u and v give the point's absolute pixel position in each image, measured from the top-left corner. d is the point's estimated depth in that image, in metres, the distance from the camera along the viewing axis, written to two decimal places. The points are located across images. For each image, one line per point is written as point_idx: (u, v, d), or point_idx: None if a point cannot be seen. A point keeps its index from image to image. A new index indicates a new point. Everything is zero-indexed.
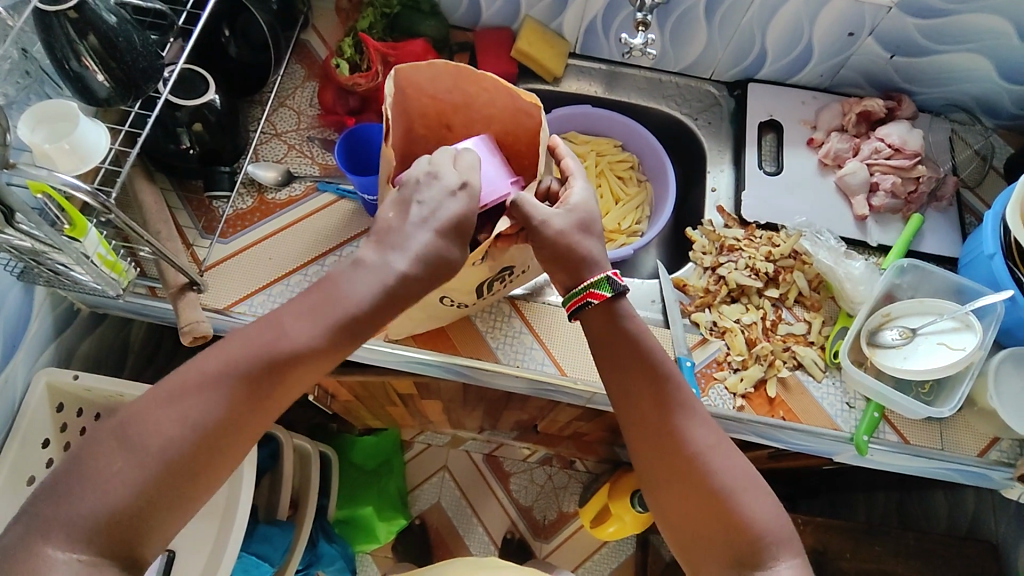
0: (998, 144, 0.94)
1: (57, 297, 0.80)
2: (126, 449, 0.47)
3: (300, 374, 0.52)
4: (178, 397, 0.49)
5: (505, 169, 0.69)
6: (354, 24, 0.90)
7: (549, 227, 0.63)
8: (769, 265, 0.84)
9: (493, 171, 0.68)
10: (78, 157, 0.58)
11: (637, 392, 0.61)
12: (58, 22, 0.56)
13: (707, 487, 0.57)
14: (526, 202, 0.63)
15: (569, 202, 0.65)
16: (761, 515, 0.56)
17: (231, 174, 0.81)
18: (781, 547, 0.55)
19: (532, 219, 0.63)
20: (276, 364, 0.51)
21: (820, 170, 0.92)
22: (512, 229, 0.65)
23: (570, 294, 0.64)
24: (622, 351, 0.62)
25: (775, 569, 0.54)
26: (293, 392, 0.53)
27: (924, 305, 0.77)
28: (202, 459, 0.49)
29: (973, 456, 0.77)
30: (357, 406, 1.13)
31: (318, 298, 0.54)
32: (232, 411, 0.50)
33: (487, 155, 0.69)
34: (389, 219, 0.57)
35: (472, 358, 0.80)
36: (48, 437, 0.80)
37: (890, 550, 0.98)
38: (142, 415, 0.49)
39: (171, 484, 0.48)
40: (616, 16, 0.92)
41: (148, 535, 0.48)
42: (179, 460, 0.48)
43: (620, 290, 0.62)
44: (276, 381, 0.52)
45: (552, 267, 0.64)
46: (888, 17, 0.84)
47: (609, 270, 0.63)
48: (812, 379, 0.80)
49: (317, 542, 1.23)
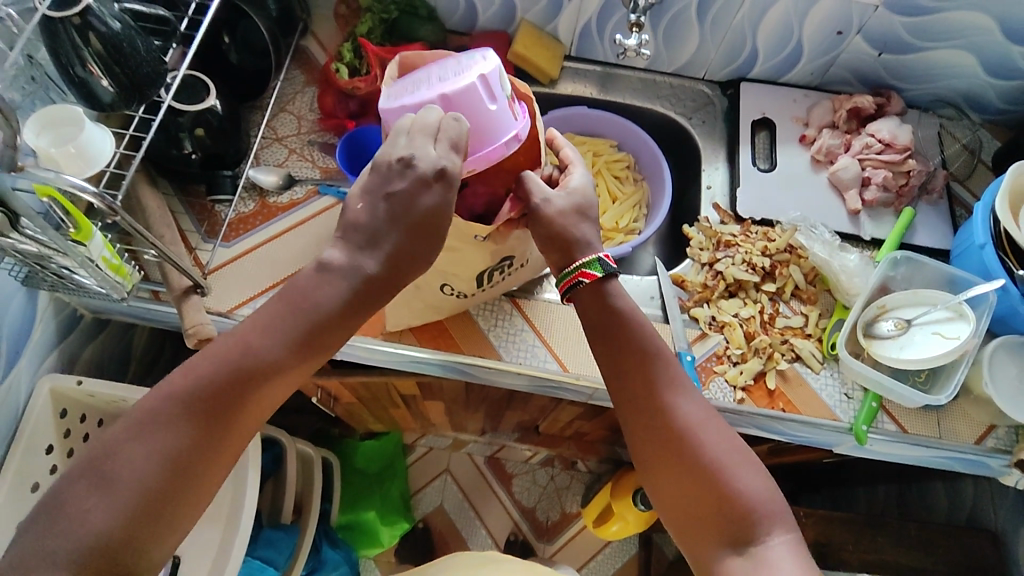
0: (986, 138, 0.96)
1: (60, 302, 0.80)
2: (102, 484, 0.47)
3: (273, 387, 0.53)
4: (149, 423, 0.49)
5: (505, 120, 0.62)
6: (353, 29, 0.92)
7: (549, 207, 0.64)
8: (765, 260, 0.85)
9: (488, 124, 0.61)
10: (83, 160, 0.58)
11: (630, 376, 0.62)
12: (63, 28, 0.57)
13: (700, 466, 0.58)
14: (531, 182, 0.64)
15: (570, 186, 0.67)
16: (752, 489, 0.57)
17: (233, 179, 0.82)
18: (773, 522, 0.56)
19: (534, 201, 0.64)
20: (245, 377, 0.52)
21: (812, 166, 0.93)
22: (515, 215, 0.67)
23: (562, 275, 0.65)
24: (613, 330, 0.63)
25: (769, 543, 0.55)
26: (264, 404, 0.54)
27: (919, 296, 0.79)
28: (181, 482, 0.50)
29: (970, 444, 0.78)
30: (359, 409, 1.13)
31: (283, 307, 0.54)
32: (204, 433, 0.51)
33: (484, 102, 0.60)
34: (361, 217, 0.56)
35: (474, 356, 0.80)
36: (51, 443, 0.80)
37: (893, 542, 0.99)
38: (113, 447, 0.48)
39: (152, 510, 0.48)
40: (609, 18, 0.93)
41: (140, 552, 0.48)
42: (158, 486, 0.49)
43: (611, 271, 0.64)
44: (243, 396, 0.52)
45: (545, 249, 0.66)
46: (875, 15, 0.86)
47: (601, 252, 0.65)
48: (810, 371, 0.81)
49: (320, 547, 1.22)
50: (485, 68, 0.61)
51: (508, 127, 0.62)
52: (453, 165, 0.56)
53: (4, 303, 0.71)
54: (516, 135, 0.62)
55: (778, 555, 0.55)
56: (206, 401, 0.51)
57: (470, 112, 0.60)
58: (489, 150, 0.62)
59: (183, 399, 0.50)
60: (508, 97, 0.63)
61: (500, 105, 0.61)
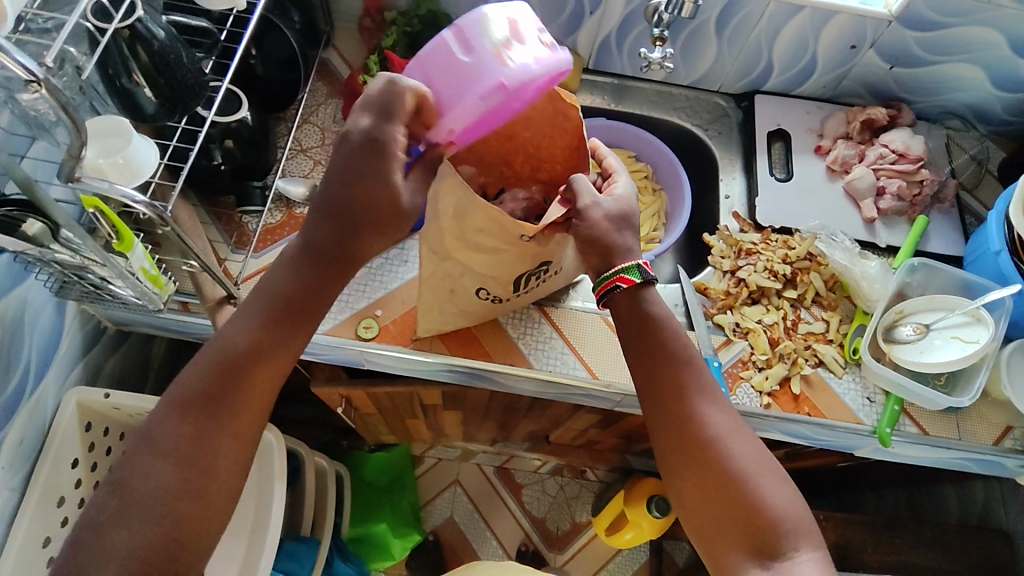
0: (991, 148, 0.99)
1: (86, 314, 0.80)
2: (124, 493, 0.50)
3: (268, 365, 0.57)
4: (157, 430, 0.53)
5: (482, 68, 0.56)
6: (377, 43, 0.93)
7: (597, 210, 0.65)
8: (786, 267, 0.87)
9: (462, 75, 0.57)
10: (129, 171, 0.58)
11: (662, 383, 0.63)
12: (113, 41, 0.58)
13: (730, 475, 0.59)
14: (581, 184, 0.66)
15: (615, 193, 0.68)
16: (779, 502, 0.58)
17: (262, 190, 0.83)
18: (801, 533, 0.57)
19: (583, 201, 0.66)
20: (229, 365, 0.55)
21: (828, 176, 0.96)
22: (560, 219, 0.67)
23: (600, 279, 0.66)
24: (645, 338, 0.65)
25: (796, 558, 0.56)
26: (265, 381, 0.57)
27: (936, 301, 0.81)
28: (206, 475, 0.52)
29: (988, 444, 0.80)
30: (376, 419, 1.13)
31: (262, 300, 0.58)
32: (217, 421, 0.54)
33: (456, 56, 0.57)
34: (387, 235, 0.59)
35: (504, 363, 0.81)
36: (76, 457, 0.79)
37: (908, 542, 1.01)
38: (131, 457, 0.52)
39: (184, 507, 0.51)
40: (630, 32, 0.95)
41: (177, 554, 0.50)
42: (185, 482, 0.51)
43: (649, 278, 0.65)
44: (239, 379, 0.55)
45: (582, 250, 0.66)
46: (888, 30, 0.89)
47: (639, 258, 0.66)
48: (833, 376, 0.83)
49: (333, 561, 1.18)
50: (462, 19, 0.58)
51: (493, 73, 0.55)
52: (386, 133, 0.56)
53: (35, 314, 0.71)
54: (499, 83, 0.55)
55: (804, 570, 0.55)
56: (199, 399, 0.54)
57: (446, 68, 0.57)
58: (461, 109, 0.57)
59: (186, 394, 0.54)
60: (495, 43, 0.56)
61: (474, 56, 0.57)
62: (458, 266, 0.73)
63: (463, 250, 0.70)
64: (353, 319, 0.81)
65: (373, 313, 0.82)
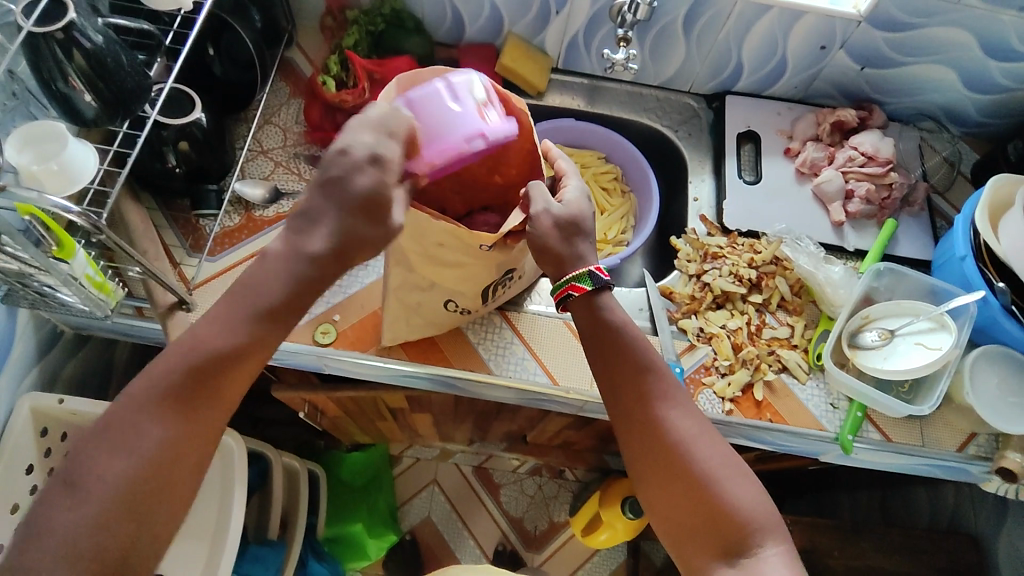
0: (964, 150, 0.99)
1: (40, 319, 0.78)
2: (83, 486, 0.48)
3: (244, 370, 0.54)
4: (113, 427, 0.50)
5: (468, 116, 0.62)
6: (339, 42, 0.92)
7: (547, 216, 0.64)
8: (751, 272, 0.86)
9: (449, 122, 0.61)
10: (65, 178, 0.57)
11: (622, 389, 0.62)
12: (45, 43, 0.56)
13: (693, 480, 0.58)
14: (535, 190, 0.65)
15: (564, 200, 0.67)
16: (744, 501, 0.57)
17: (218, 192, 0.82)
18: (765, 533, 0.56)
19: (535, 208, 0.64)
20: (201, 370, 0.52)
21: (797, 178, 0.95)
22: (521, 227, 0.66)
23: (554, 286, 0.66)
24: (606, 341, 0.64)
25: (761, 555, 0.55)
26: (239, 387, 0.55)
27: (902, 306, 0.80)
28: (161, 477, 0.51)
29: (952, 451, 0.79)
30: (346, 421, 1.12)
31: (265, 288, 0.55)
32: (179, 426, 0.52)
33: (445, 103, 0.62)
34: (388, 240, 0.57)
35: (463, 369, 0.80)
36: (31, 463, 0.78)
37: (877, 546, 1.00)
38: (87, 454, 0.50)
39: (135, 507, 0.49)
40: (596, 32, 0.94)
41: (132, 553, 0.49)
42: (145, 479, 0.50)
43: (602, 283, 0.64)
44: (208, 385, 0.53)
45: (539, 260, 0.65)
46: (857, 31, 0.87)
47: (592, 265, 0.65)
48: (796, 381, 0.82)
49: (306, 561, 1.18)
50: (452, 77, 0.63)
51: (472, 125, 0.61)
52: (390, 154, 0.57)
53: None
54: (479, 133, 0.61)
55: (770, 567, 0.55)
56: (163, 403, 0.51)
57: (436, 113, 0.62)
58: (454, 141, 0.61)
59: (150, 397, 0.51)
60: (481, 104, 0.63)
61: (465, 105, 0.62)
62: (412, 271, 0.72)
63: (418, 256, 0.69)
64: (310, 325, 0.80)
65: (331, 317, 0.81)
